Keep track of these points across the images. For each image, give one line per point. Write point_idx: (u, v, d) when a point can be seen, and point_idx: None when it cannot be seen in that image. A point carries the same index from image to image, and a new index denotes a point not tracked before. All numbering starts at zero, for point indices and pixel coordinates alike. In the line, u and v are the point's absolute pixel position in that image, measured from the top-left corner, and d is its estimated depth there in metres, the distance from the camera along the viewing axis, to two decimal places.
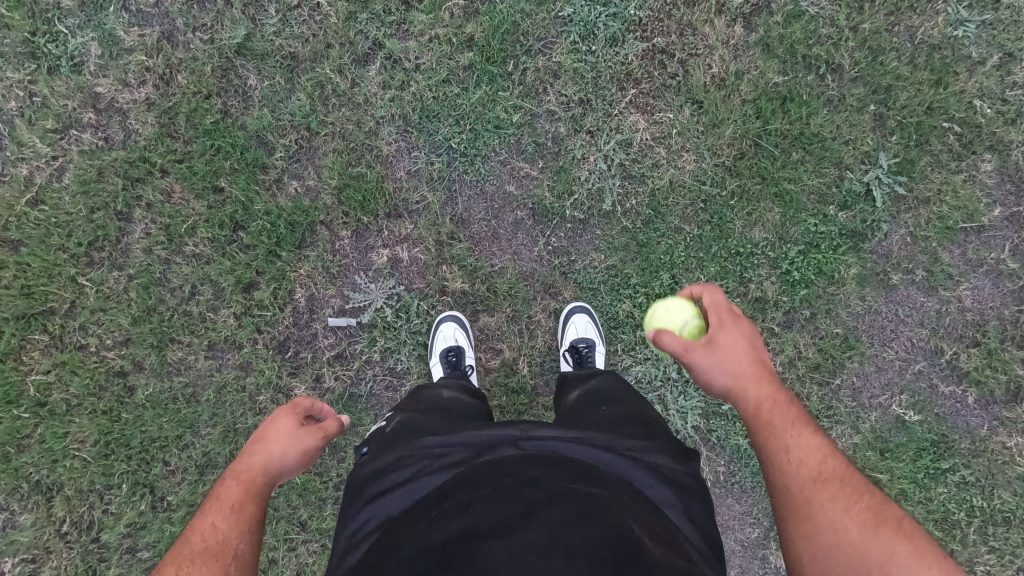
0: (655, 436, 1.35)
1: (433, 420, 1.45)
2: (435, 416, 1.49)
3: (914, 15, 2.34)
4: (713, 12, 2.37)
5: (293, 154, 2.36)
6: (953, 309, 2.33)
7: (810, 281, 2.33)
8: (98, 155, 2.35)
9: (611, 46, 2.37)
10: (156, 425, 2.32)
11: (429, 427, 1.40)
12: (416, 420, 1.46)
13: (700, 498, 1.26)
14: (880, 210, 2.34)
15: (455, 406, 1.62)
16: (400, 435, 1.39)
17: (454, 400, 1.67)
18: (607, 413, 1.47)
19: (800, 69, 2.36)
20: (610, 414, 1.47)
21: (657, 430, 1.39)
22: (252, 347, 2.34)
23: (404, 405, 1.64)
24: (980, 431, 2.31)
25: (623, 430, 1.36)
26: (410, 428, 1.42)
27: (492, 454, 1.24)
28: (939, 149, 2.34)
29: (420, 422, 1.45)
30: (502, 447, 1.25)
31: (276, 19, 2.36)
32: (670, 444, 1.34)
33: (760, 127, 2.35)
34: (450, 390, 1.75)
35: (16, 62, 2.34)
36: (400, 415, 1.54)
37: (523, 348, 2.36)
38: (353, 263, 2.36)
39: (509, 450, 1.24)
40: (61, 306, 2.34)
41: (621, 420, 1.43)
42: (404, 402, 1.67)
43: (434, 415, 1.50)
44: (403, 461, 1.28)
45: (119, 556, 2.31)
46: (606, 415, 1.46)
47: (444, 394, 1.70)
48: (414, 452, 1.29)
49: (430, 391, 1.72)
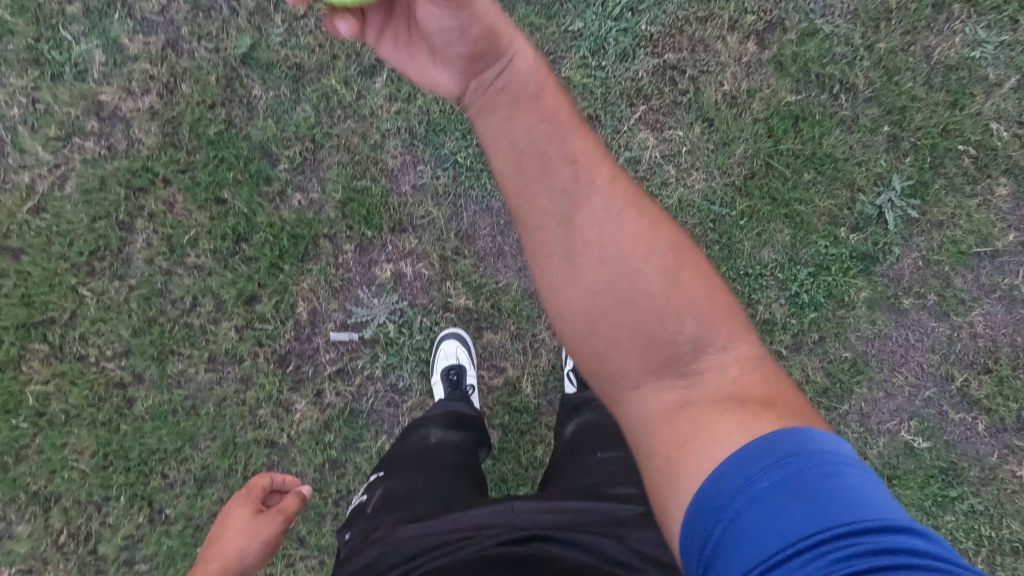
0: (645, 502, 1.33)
1: (419, 494, 1.42)
2: (420, 483, 1.46)
3: (930, 35, 2.30)
4: (726, 28, 2.33)
5: (297, 166, 2.33)
6: (965, 335, 2.29)
7: (820, 303, 2.30)
8: (100, 164, 2.33)
9: (621, 61, 2.33)
10: (155, 437, 2.31)
11: (413, 506, 1.37)
12: (401, 492, 1.44)
13: None
14: (892, 233, 2.30)
15: (443, 459, 1.57)
16: (384, 517, 1.35)
17: (443, 449, 1.62)
18: (599, 472, 1.45)
19: (814, 88, 2.32)
20: (603, 471, 1.44)
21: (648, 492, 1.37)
22: (253, 361, 2.32)
23: (388, 461, 1.60)
24: (990, 458, 2.28)
25: (614, 500, 1.32)
26: (396, 505, 1.39)
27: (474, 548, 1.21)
28: (954, 171, 2.29)
29: (408, 495, 1.41)
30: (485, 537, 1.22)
31: (283, 29, 2.33)
32: None
33: (772, 146, 2.31)
34: (438, 431, 1.70)
35: (19, 69, 2.31)
36: (384, 482, 1.51)
37: (527, 366, 2.33)
38: (356, 278, 2.33)
39: (493, 542, 1.21)
40: (61, 316, 2.32)
41: (612, 481, 1.40)
42: (388, 455, 1.63)
43: (420, 480, 1.47)
44: (387, 558, 1.25)
45: (116, 568, 2.29)
46: (598, 474, 1.43)
47: (431, 438, 1.65)
48: (397, 548, 1.26)
49: (416, 436, 1.67)
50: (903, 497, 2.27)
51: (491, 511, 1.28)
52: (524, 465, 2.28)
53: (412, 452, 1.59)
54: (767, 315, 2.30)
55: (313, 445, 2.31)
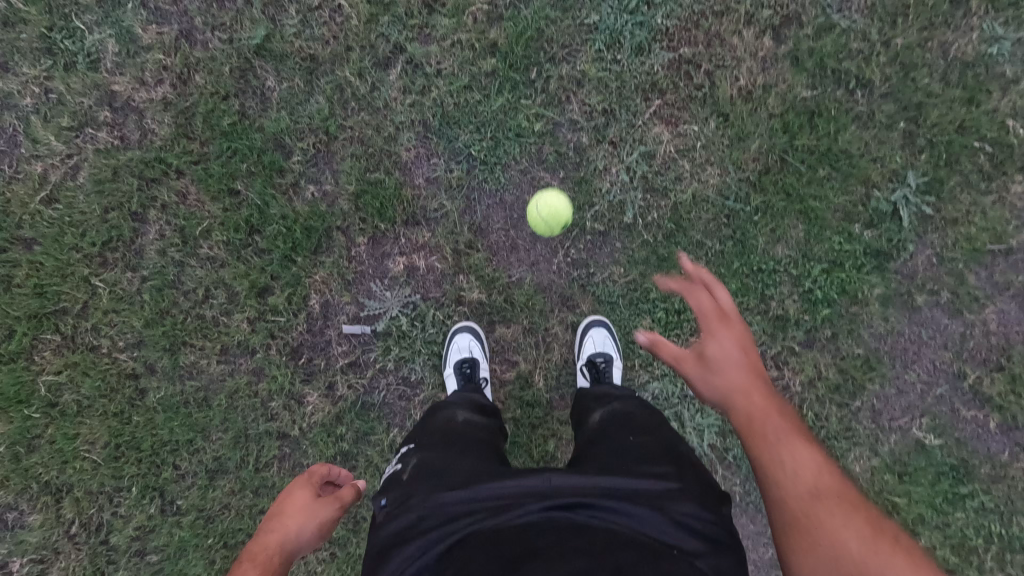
0: (684, 479, 1.26)
1: (451, 465, 1.35)
2: (452, 456, 1.40)
3: (947, 31, 2.29)
4: (742, 23, 2.33)
5: (311, 158, 2.33)
6: (978, 332, 2.29)
7: (833, 300, 2.29)
8: (113, 155, 2.32)
9: (636, 55, 2.32)
10: (167, 428, 2.31)
11: (448, 474, 1.31)
12: (433, 463, 1.37)
13: (733, 553, 1.15)
14: (906, 230, 2.29)
15: (473, 435, 1.57)
16: (419, 487, 1.28)
17: (472, 427, 1.62)
18: (631, 451, 1.39)
19: (829, 84, 2.31)
20: (635, 451, 1.39)
21: (686, 471, 1.30)
22: (266, 353, 2.32)
23: (419, 434, 1.58)
24: (1001, 456, 2.27)
25: (650, 472, 1.27)
26: (430, 473, 1.33)
27: (515, 510, 1.15)
28: (969, 168, 2.28)
29: (439, 465, 1.36)
30: (525, 504, 1.15)
31: (296, 20, 2.33)
32: (700, 487, 1.25)
33: (787, 142, 2.30)
34: (464, 412, 1.71)
35: (33, 58, 2.31)
36: (417, 453, 1.45)
37: (539, 360, 2.33)
38: (369, 271, 2.33)
39: (534, 508, 1.14)
40: (74, 307, 2.32)
41: (647, 460, 1.34)
42: (420, 429, 1.61)
43: (452, 453, 1.42)
44: (424, 523, 1.19)
45: (128, 558, 2.30)
46: (629, 453, 1.38)
47: (459, 418, 1.65)
48: (434, 513, 1.19)
49: (444, 415, 1.67)
50: (914, 494, 2.27)
51: (529, 478, 1.21)
52: (535, 459, 2.29)
53: (443, 428, 1.58)
54: (780, 311, 2.30)
55: (324, 437, 2.31)
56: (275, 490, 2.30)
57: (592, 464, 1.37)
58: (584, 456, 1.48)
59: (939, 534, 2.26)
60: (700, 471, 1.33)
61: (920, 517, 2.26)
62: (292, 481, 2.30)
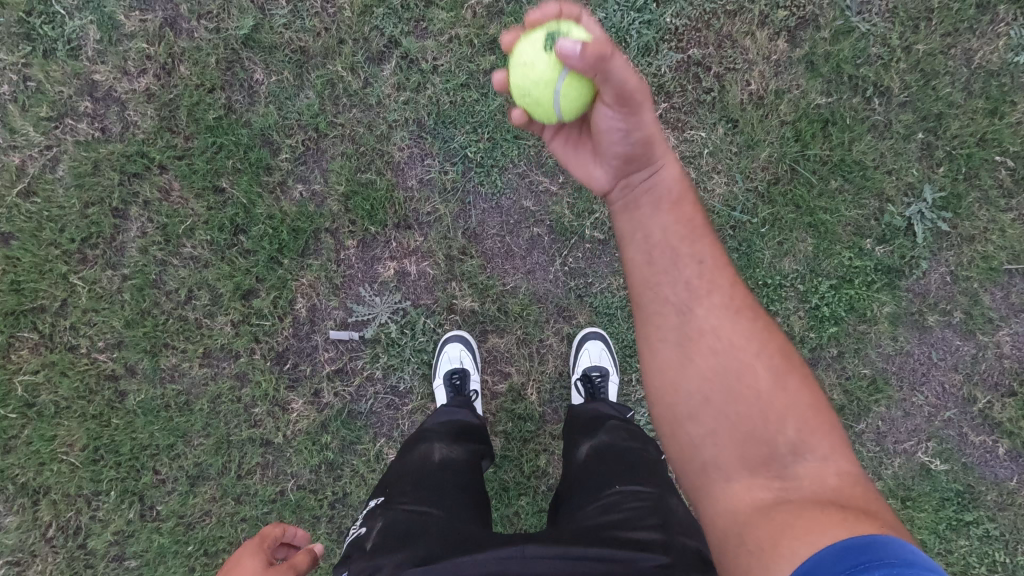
0: (671, 547, 1.18)
1: (420, 529, 1.28)
2: (423, 517, 1.32)
3: (972, 38, 2.17)
4: (756, 24, 2.22)
5: (299, 156, 2.23)
6: (990, 355, 2.19)
7: (840, 317, 2.19)
8: (94, 147, 2.22)
9: (643, 55, 2.21)
10: (147, 432, 2.23)
11: (415, 540, 1.24)
12: (401, 526, 1.30)
13: None
14: (920, 246, 2.18)
15: (448, 481, 1.50)
16: (384, 558, 1.20)
17: (447, 471, 1.55)
18: (614, 509, 1.31)
19: (845, 90, 2.20)
20: (618, 506, 1.31)
21: (673, 535, 1.22)
22: (250, 357, 2.24)
23: (391, 482, 1.51)
24: (1009, 483, 2.17)
25: (632, 537, 1.20)
26: (395, 540, 1.25)
27: None
28: (989, 184, 2.17)
29: (406, 530, 1.28)
30: None
31: (287, 10, 2.22)
32: (685, 553, 1.18)
33: (799, 151, 2.19)
34: (442, 447, 1.65)
35: (10, 44, 2.21)
36: (385, 511, 1.38)
37: (533, 372, 2.24)
38: (358, 274, 2.24)
39: None
40: (52, 304, 2.23)
41: (630, 521, 1.25)
42: (392, 476, 1.55)
43: (422, 512, 1.34)
44: None
45: (105, 563, 2.22)
46: (612, 510, 1.31)
47: (434, 459, 1.58)
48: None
49: (419, 456, 1.60)
50: (917, 519, 2.17)
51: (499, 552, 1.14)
52: (526, 474, 2.21)
53: (415, 474, 1.51)
54: (785, 328, 2.20)
55: (309, 445, 2.23)
56: (257, 498, 2.22)
57: (574, 523, 1.30)
58: (571, 507, 1.42)
59: (941, 562, 2.16)
60: (689, 534, 1.25)
61: (922, 544, 2.16)
62: (274, 489, 2.23)
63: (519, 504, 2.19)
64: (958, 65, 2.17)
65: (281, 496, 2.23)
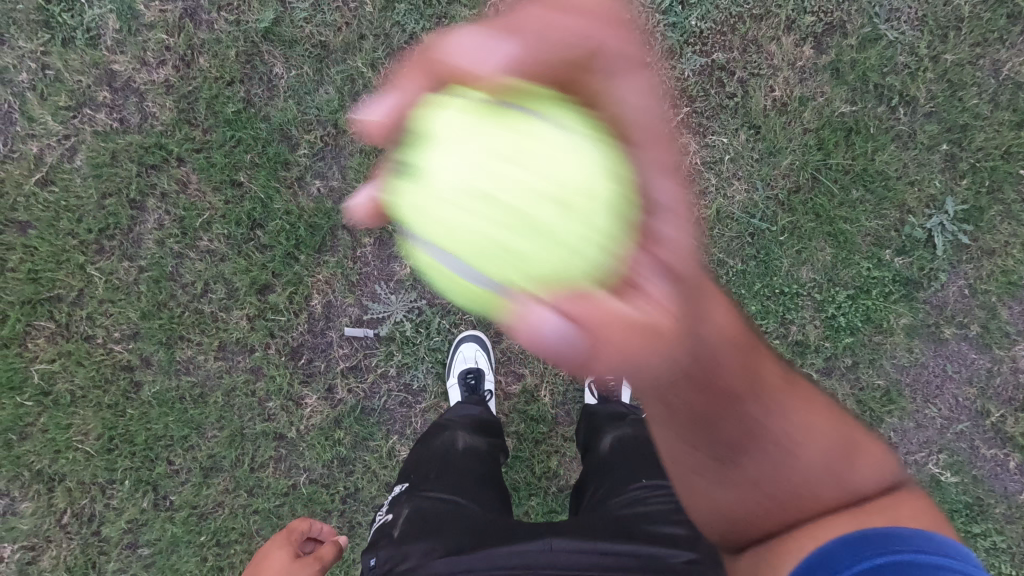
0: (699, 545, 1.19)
1: (449, 517, 1.30)
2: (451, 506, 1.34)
3: (1001, 49, 2.15)
4: (782, 29, 2.20)
5: (317, 152, 2.22)
6: (1005, 369, 2.18)
7: (856, 327, 2.18)
8: (112, 138, 2.22)
9: (666, 58, 2.20)
10: (162, 423, 2.24)
11: (443, 529, 1.25)
12: (429, 513, 1.31)
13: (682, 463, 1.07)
14: (939, 259, 2.16)
15: (472, 470, 1.53)
16: (411, 549, 1.21)
17: (470, 458, 1.57)
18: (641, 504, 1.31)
19: (870, 99, 2.18)
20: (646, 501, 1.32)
21: None
22: (264, 352, 2.24)
23: (415, 470, 1.54)
24: (1018, 497, 2.16)
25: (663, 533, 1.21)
26: (424, 528, 1.26)
27: None
28: (1011, 198, 2.16)
29: (433, 517, 1.30)
30: None
31: (308, 4, 2.22)
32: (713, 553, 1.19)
33: (820, 160, 2.18)
34: (465, 434, 1.67)
35: (28, 31, 2.20)
36: (410, 498, 1.39)
37: (547, 374, 2.25)
38: (374, 272, 2.24)
39: None
40: (68, 294, 2.23)
41: (659, 515, 1.27)
42: (416, 462, 1.57)
43: (449, 500, 1.36)
44: None
45: (118, 551, 2.23)
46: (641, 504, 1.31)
47: (458, 446, 1.61)
48: None
49: (443, 441, 1.63)
50: None
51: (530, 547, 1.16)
52: (537, 474, 2.22)
53: (438, 462, 1.53)
54: (800, 336, 2.18)
55: (322, 440, 2.24)
56: (270, 491, 2.23)
57: (601, 514, 1.32)
58: (598, 497, 1.44)
59: None
60: None
61: None
62: (287, 483, 2.24)
63: (529, 504, 2.20)
64: (986, 74, 2.15)
65: (293, 490, 2.24)
